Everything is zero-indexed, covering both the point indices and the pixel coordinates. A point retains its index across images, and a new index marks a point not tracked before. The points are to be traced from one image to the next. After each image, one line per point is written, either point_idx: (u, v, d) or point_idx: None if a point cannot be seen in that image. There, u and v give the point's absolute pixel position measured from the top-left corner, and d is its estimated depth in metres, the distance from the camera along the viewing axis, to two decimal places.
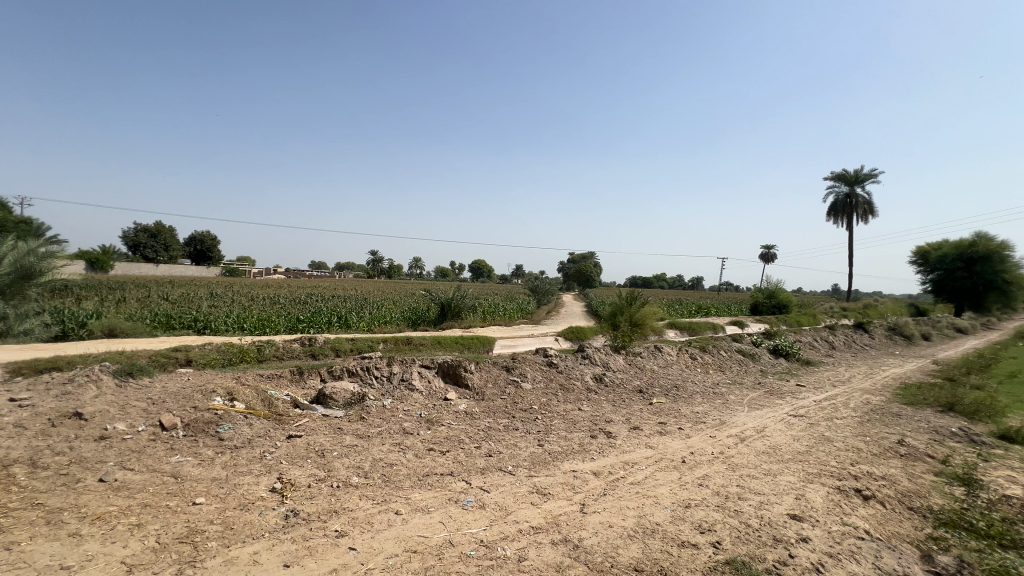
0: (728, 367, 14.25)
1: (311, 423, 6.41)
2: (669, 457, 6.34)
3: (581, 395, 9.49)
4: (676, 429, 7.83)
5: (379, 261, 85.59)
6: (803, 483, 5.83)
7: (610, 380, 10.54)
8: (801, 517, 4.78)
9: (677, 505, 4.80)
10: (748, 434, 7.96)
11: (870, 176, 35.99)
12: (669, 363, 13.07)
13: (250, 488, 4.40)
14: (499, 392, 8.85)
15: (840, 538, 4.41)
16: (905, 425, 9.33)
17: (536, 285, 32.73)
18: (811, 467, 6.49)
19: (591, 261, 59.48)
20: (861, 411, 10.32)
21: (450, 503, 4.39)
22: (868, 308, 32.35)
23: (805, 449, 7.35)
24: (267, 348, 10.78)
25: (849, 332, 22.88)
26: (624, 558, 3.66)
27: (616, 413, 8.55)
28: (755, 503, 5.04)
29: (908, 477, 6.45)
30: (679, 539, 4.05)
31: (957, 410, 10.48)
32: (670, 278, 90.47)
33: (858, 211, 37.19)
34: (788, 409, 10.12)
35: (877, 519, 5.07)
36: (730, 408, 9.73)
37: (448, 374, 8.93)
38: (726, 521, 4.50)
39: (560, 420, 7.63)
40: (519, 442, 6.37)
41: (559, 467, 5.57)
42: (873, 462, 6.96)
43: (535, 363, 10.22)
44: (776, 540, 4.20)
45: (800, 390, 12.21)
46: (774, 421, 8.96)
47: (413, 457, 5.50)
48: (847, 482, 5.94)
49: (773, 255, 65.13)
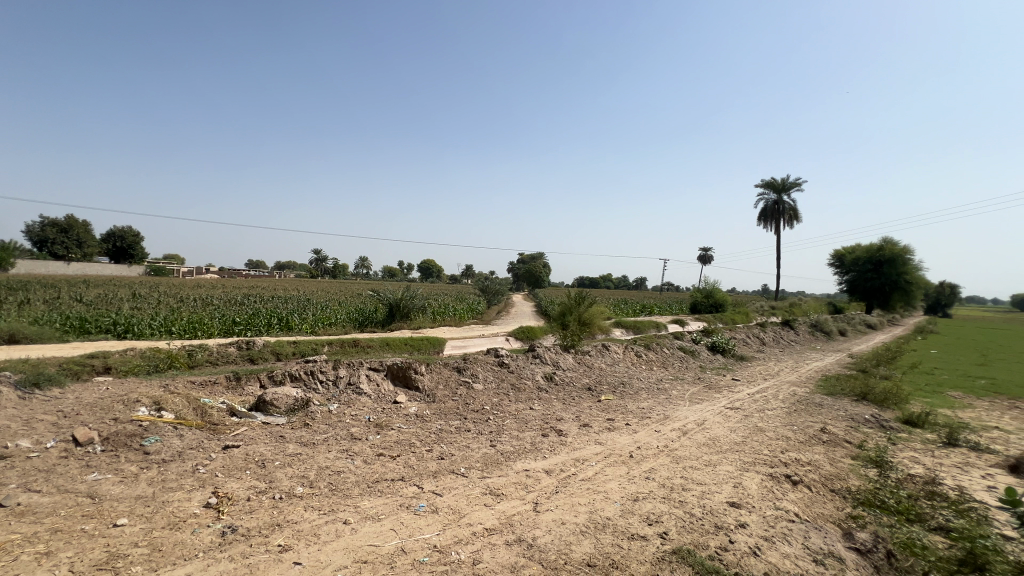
0: (671, 363, 14.90)
1: (249, 432, 6.04)
2: (617, 452, 6.53)
3: (532, 394, 9.58)
4: (623, 425, 8.06)
5: (322, 259, 82.15)
6: (739, 472, 6.20)
7: (560, 379, 10.71)
8: (739, 504, 5.07)
9: (626, 499, 4.94)
10: (689, 426, 8.35)
11: (795, 184, 39.03)
12: (616, 361, 13.48)
13: (181, 505, 4.07)
14: (451, 393, 8.74)
15: (773, 522, 4.72)
16: (827, 414, 10.16)
17: (487, 285, 32.72)
18: (747, 456, 6.91)
19: (540, 261, 60.75)
20: (788, 402, 11.15)
21: (401, 509, 4.28)
22: (794, 306, 34.95)
23: (741, 439, 7.81)
24: (198, 352, 10.05)
25: (778, 329, 24.65)
26: (578, 554, 3.72)
27: (566, 411, 8.70)
28: (697, 493, 5.28)
29: (831, 462, 7.03)
30: (629, 532, 4.17)
31: (870, 398, 11.56)
32: (615, 279, 93.75)
33: (785, 216, 40.13)
34: (725, 402, 10.72)
35: (805, 502, 5.48)
36: (673, 403, 10.17)
37: (398, 377, 8.73)
38: (671, 512, 4.69)
39: (512, 420, 7.64)
40: (471, 444, 6.32)
41: (512, 467, 5.59)
42: (800, 449, 7.54)
43: (486, 363, 10.18)
44: (717, 527, 4.43)
45: (736, 384, 12.99)
46: (713, 414, 9.48)
47: (362, 463, 5.32)
48: (779, 469, 6.37)
49: (710, 257, 69.30)
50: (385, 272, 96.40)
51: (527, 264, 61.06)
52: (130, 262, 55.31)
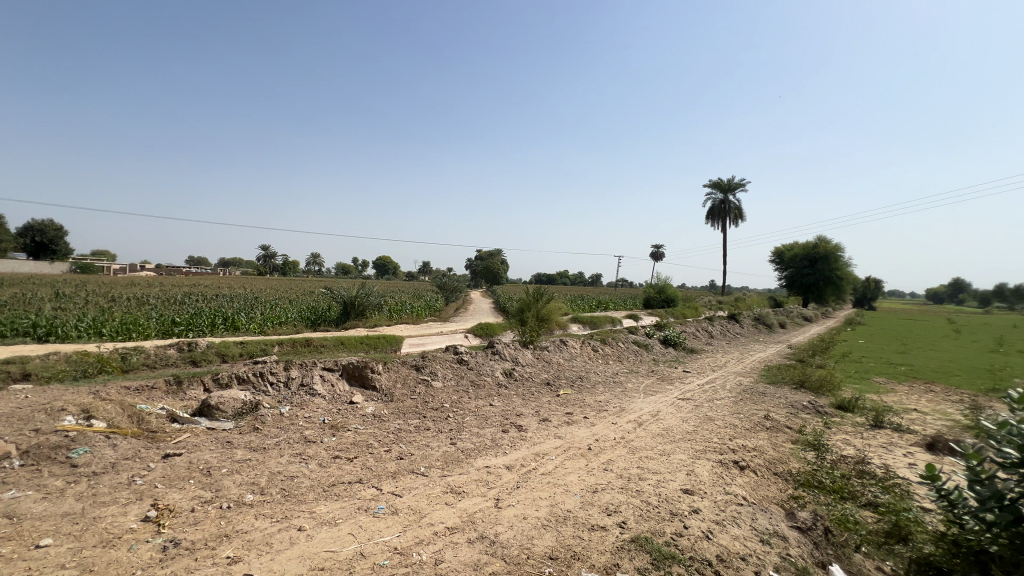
0: (626, 357, 15.32)
1: (192, 439, 5.68)
2: (576, 446, 6.64)
3: (492, 390, 9.58)
4: (582, 419, 8.21)
5: (270, 255, 78.48)
6: (692, 460, 6.46)
7: (519, 375, 10.77)
8: (692, 491, 5.28)
9: (585, 491, 5.03)
10: (644, 418, 8.62)
11: (739, 185, 41.14)
12: (573, 355, 13.71)
13: (116, 520, 3.77)
14: (409, 392, 8.58)
15: (724, 506, 4.95)
16: (769, 402, 10.79)
17: (445, 282, 32.38)
18: (698, 444, 7.22)
19: (499, 258, 60.76)
20: (735, 392, 11.75)
21: (359, 512, 4.15)
22: (739, 301, 36.82)
23: (693, 429, 8.14)
24: (133, 355, 9.34)
25: (724, 322, 25.92)
26: (539, 548, 3.75)
27: (526, 406, 8.76)
28: (653, 482, 5.46)
29: (773, 446, 7.47)
30: (589, 523, 4.25)
31: (807, 386, 12.38)
32: (572, 275, 95.41)
33: (731, 215, 42.12)
34: (677, 393, 11.15)
35: (751, 485, 5.78)
36: (629, 396, 10.47)
37: (354, 376, 8.49)
38: (629, 501, 4.83)
39: (472, 417, 7.60)
40: (431, 442, 6.23)
41: (473, 464, 5.56)
42: (746, 435, 7.96)
43: (445, 360, 10.07)
44: (672, 514, 4.59)
45: (686, 375, 13.55)
46: (666, 405, 9.83)
47: (317, 467, 5.13)
48: (727, 456, 6.69)
49: (661, 254, 71.82)
50: (338, 269, 93.44)
51: (484, 261, 60.90)
52: (51, 258, 50.65)
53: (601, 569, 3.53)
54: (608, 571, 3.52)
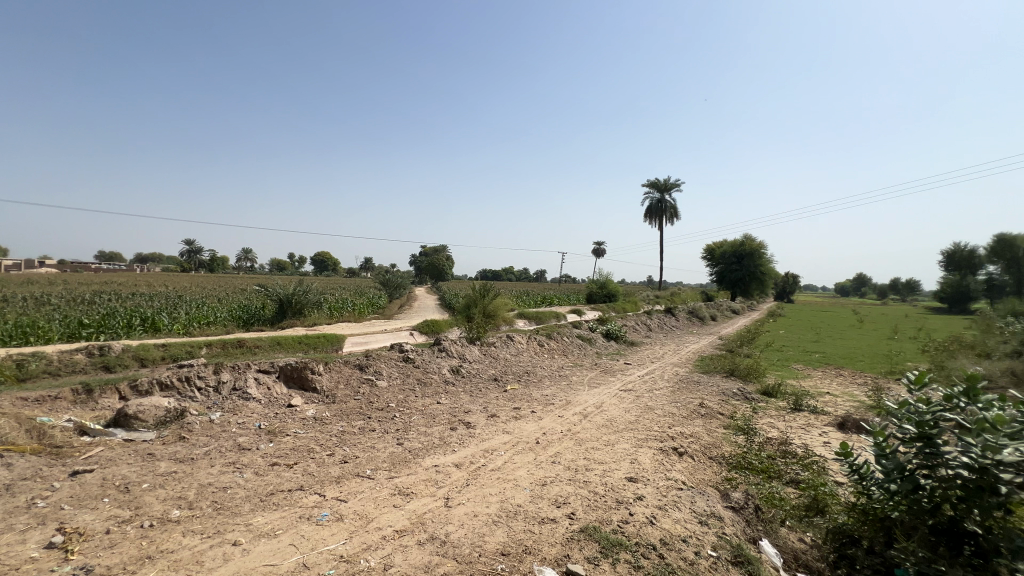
0: (571, 351, 15.66)
1: (107, 453, 5.14)
2: (525, 440, 6.70)
3: (439, 388, 9.45)
4: (529, 413, 8.29)
5: (194, 249, 72.78)
6: (635, 448, 6.71)
7: (467, 371, 10.70)
8: (636, 478, 5.48)
9: (535, 484, 5.08)
10: (589, 410, 8.86)
11: (675, 185, 43.20)
12: (520, 351, 13.83)
13: (13, 550, 3.33)
14: (352, 392, 8.28)
15: (666, 491, 5.18)
16: (703, 390, 11.46)
17: (388, 278, 31.53)
18: (640, 434, 7.52)
19: (444, 254, 60.03)
20: (672, 381, 12.38)
21: (301, 521, 3.95)
22: (675, 295, 38.80)
23: (635, 418, 8.47)
24: (32, 362, 8.32)
25: (662, 315, 27.21)
26: (491, 544, 3.74)
27: (474, 403, 8.72)
28: (599, 472, 5.61)
29: (708, 432, 7.93)
30: (539, 516, 4.29)
31: (736, 374, 13.27)
32: (517, 272, 96.22)
33: (667, 214, 44.16)
34: (619, 385, 11.56)
35: (689, 470, 6.10)
36: (574, 389, 10.72)
37: (292, 378, 8.06)
38: (577, 492, 4.93)
39: (419, 416, 7.46)
40: (376, 444, 6.04)
41: (421, 464, 5.45)
42: (684, 423, 8.39)
43: (390, 359, 9.80)
44: (618, 502, 4.75)
45: (628, 367, 14.07)
46: (609, 397, 10.16)
47: (253, 476, 4.81)
48: (667, 443, 7.02)
49: (602, 251, 74.15)
50: (273, 264, 88.38)
51: (429, 257, 60.03)
52: None
53: (552, 562, 3.58)
54: (559, 562, 3.57)
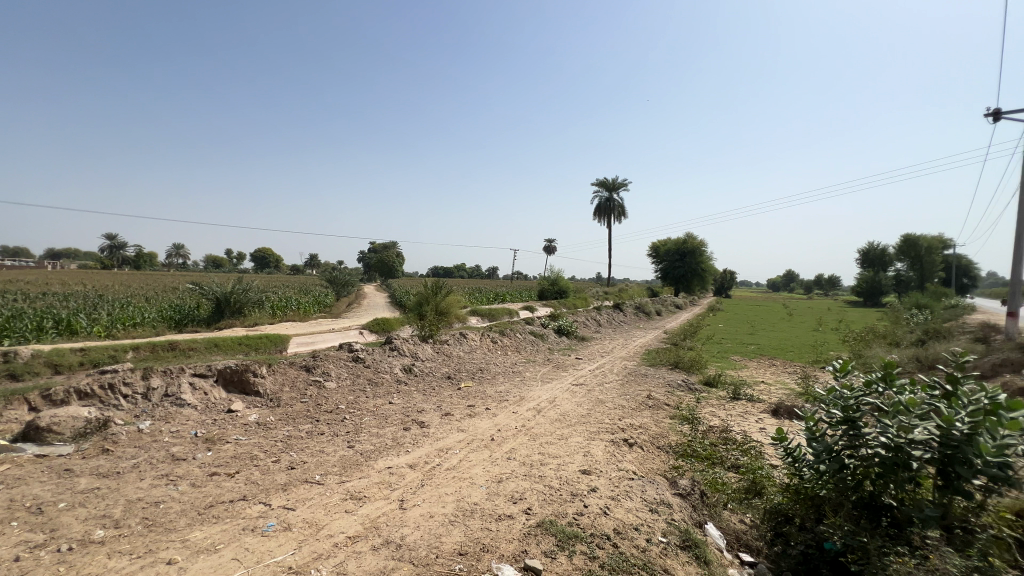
0: (524, 347, 15.79)
1: (15, 471, 4.61)
2: (480, 437, 6.68)
3: (391, 387, 9.23)
4: (484, 410, 8.27)
5: (116, 245, 66.85)
6: (588, 441, 6.86)
7: (419, 370, 10.52)
8: (590, 471, 5.61)
9: (491, 481, 5.08)
10: (543, 405, 8.98)
11: (623, 185, 44.50)
12: (473, 348, 13.77)
13: None
14: (299, 395, 7.91)
15: (618, 482, 5.33)
16: (650, 382, 11.92)
17: (335, 276, 30.40)
18: (592, 426, 7.70)
19: (393, 251, 58.69)
20: (621, 375, 12.79)
21: (245, 533, 3.72)
22: (622, 291, 40.05)
23: (587, 412, 8.67)
24: None
25: (611, 311, 28.02)
26: (449, 545, 3.70)
27: (427, 402, 8.59)
28: (554, 467, 5.68)
29: (656, 422, 8.25)
30: (496, 513, 4.28)
31: (680, 366, 13.90)
32: (469, 269, 95.76)
33: (616, 212, 45.37)
34: (571, 379, 11.80)
35: (639, 460, 6.32)
36: (528, 384, 10.81)
37: (232, 382, 7.58)
38: (533, 487, 4.98)
39: (371, 417, 7.25)
40: (326, 447, 5.81)
41: (373, 466, 5.29)
42: (633, 414, 8.69)
43: (339, 359, 9.45)
44: (573, 495, 4.84)
45: (579, 362, 14.38)
46: (562, 391, 10.34)
47: (189, 488, 4.48)
48: (618, 435, 7.23)
49: (553, 248, 75.30)
50: (207, 261, 82.83)
51: (379, 253, 58.43)
52: None
53: (510, 558, 3.58)
54: (517, 558, 3.59)
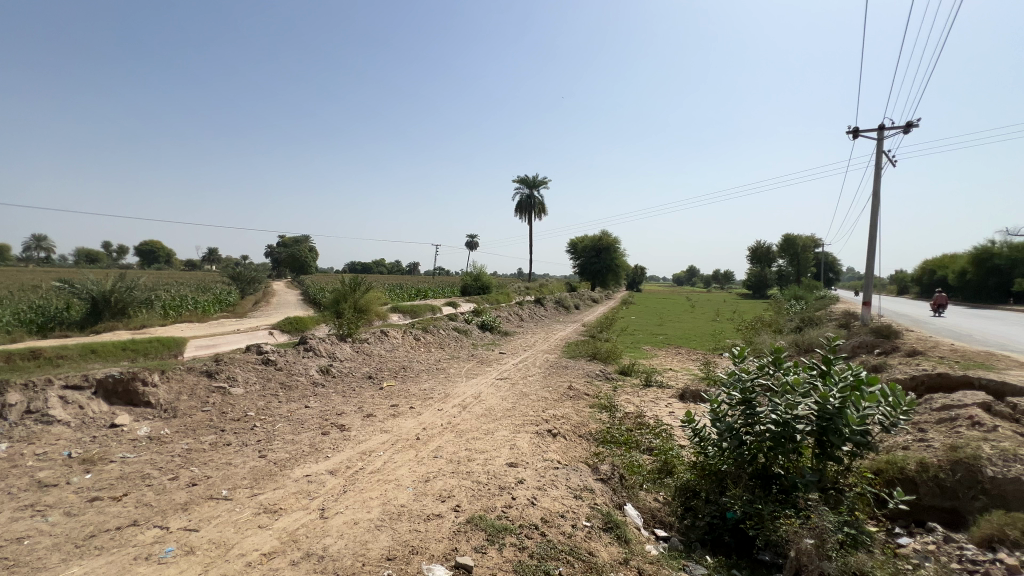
0: (448, 343, 15.65)
1: None
2: (404, 437, 6.51)
3: (307, 390, 8.68)
4: (408, 409, 8.08)
5: None
6: (513, 434, 6.97)
7: (337, 371, 10.00)
8: (517, 463, 5.70)
9: (417, 482, 4.97)
10: (468, 401, 8.96)
11: (544, 182, 45.62)
12: (395, 346, 13.36)
13: None
14: (199, 403, 7.17)
15: (544, 472, 5.49)
16: (571, 373, 12.38)
17: (238, 272, 27.91)
18: (517, 419, 7.83)
19: (306, 245, 55.14)
20: (544, 367, 13.14)
21: (137, 563, 3.30)
22: (543, 285, 41.30)
23: (512, 405, 8.81)
24: None
25: (532, 306, 28.66)
26: (376, 551, 3.57)
27: (347, 403, 8.20)
28: (481, 461, 5.70)
29: (577, 412, 8.60)
30: (425, 514, 4.21)
31: (598, 357, 14.58)
32: (388, 264, 92.77)
33: (536, 209, 46.36)
34: (496, 374, 11.91)
35: (563, 449, 6.55)
36: (452, 381, 10.73)
37: (116, 394, 6.67)
38: (461, 483, 4.96)
39: (285, 423, 6.77)
40: (233, 459, 5.33)
41: (289, 475, 4.95)
42: (556, 405, 8.98)
43: (246, 362, 8.70)
44: (500, 488, 4.89)
45: (503, 357, 14.55)
46: (487, 386, 10.41)
47: (63, 518, 3.88)
48: (542, 426, 7.43)
49: (475, 244, 75.32)
50: (78, 254, 71.99)
51: (289, 248, 54.61)
52: None
53: (440, 557, 3.54)
54: (448, 557, 3.56)
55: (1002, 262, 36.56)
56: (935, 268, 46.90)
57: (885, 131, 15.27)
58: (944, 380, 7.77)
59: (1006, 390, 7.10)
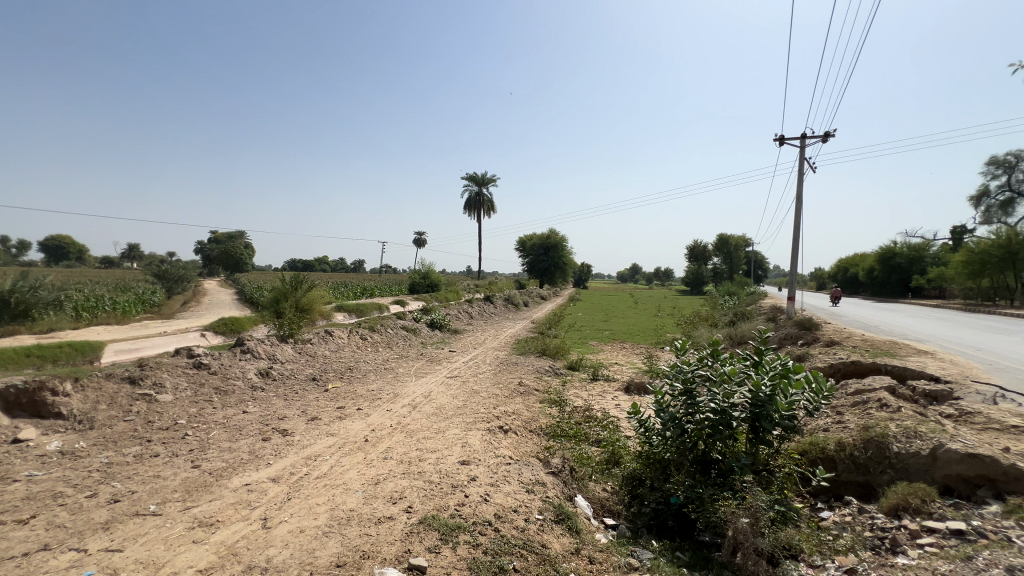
0: (396, 342, 15.31)
1: None
2: (352, 440, 6.29)
3: (244, 395, 8.18)
4: (355, 411, 7.82)
5: None
6: (465, 432, 6.93)
7: (278, 373, 9.51)
8: (469, 460, 5.69)
9: (367, 485, 4.83)
10: (418, 400, 8.82)
11: (493, 180, 45.62)
12: (340, 346, 12.89)
13: None
14: (121, 412, 6.57)
15: (496, 468, 5.50)
16: (521, 370, 12.49)
17: (164, 270, 25.82)
18: (468, 417, 7.80)
19: (240, 242, 51.88)
20: (494, 365, 13.17)
21: None
22: (493, 283, 41.32)
23: (462, 403, 8.76)
24: None
25: (482, 303, 28.62)
26: (324, 558, 3.44)
27: (290, 407, 7.82)
28: (433, 461, 5.63)
29: (528, 408, 8.69)
30: (375, 517, 4.10)
31: (548, 353, 14.80)
32: (332, 262, 89.33)
33: (485, 207, 46.29)
34: (445, 372, 11.79)
35: (514, 445, 6.60)
36: (401, 381, 10.52)
37: (19, 406, 5.98)
38: (413, 484, 4.87)
39: (220, 430, 6.35)
40: (162, 471, 4.93)
41: (227, 485, 4.66)
42: (507, 402, 9.02)
43: (175, 367, 8.07)
44: (453, 486, 4.85)
45: (453, 355, 14.42)
46: (437, 385, 10.29)
47: None
48: (493, 423, 7.44)
49: (423, 241, 74.18)
50: None
51: (222, 244, 51.21)
52: None
53: (393, 560, 3.46)
54: (400, 559, 3.48)
55: (903, 260, 40.74)
56: (848, 265, 51.50)
57: (807, 139, 16.57)
58: (857, 366, 8.57)
59: (908, 374, 7.96)
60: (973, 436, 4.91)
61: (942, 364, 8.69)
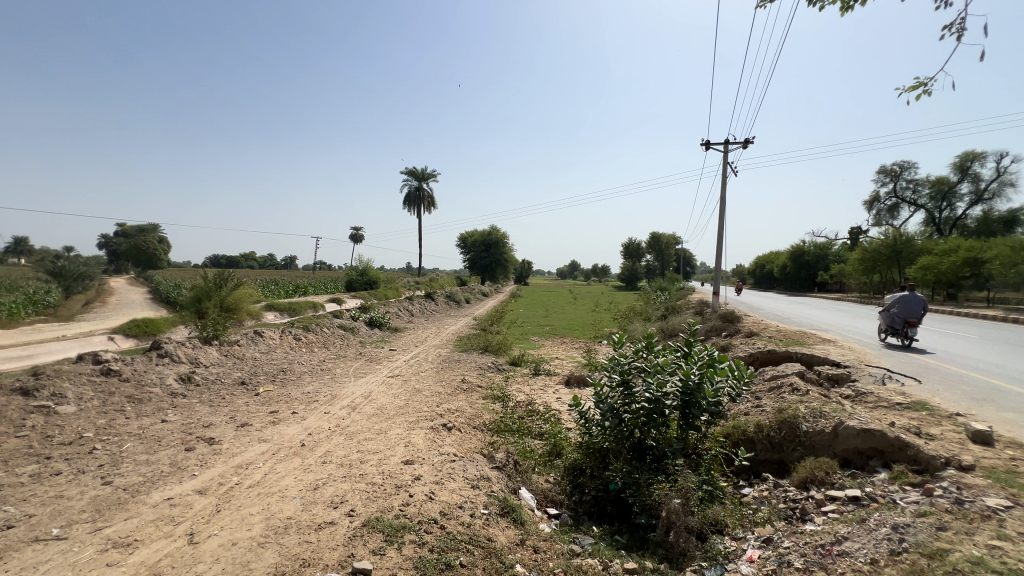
0: (334, 342, 14.73)
1: None
2: (287, 445, 6.01)
3: (163, 402, 7.55)
4: (289, 415, 7.47)
5: None
6: (408, 431, 6.84)
7: (202, 378, 8.84)
8: (413, 460, 5.63)
9: (305, 490, 4.65)
10: (358, 401, 8.57)
11: (433, 175, 44.98)
12: (272, 347, 12.21)
13: None
14: (13, 427, 5.84)
15: (441, 466, 5.48)
16: (464, 367, 12.48)
17: (61, 266, 23.01)
18: (411, 416, 7.69)
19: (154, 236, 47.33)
20: (436, 362, 13.05)
21: None
22: (434, 280, 40.67)
23: (404, 402, 8.62)
24: None
25: (423, 300, 28.21)
26: (261, 570, 3.29)
27: (216, 413, 7.32)
28: (375, 462, 5.51)
29: (471, 404, 8.72)
30: (315, 523, 3.96)
31: (490, 349, 14.87)
32: (260, 257, 83.93)
33: (426, 202, 45.61)
34: (386, 371, 11.53)
35: (458, 442, 6.61)
36: (339, 382, 10.16)
37: None
38: (355, 487, 4.75)
39: (136, 442, 5.81)
40: (67, 490, 4.45)
41: (147, 501, 4.30)
42: (450, 399, 8.99)
43: (79, 375, 7.29)
44: (397, 487, 4.79)
45: (393, 354, 14.11)
46: (377, 384, 10.05)
47: None
48: (437, 421, 7.39)
49: (361, 237, 71.69)
50: None
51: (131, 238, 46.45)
52: None
53: (336, 566, 3.37)
54: (344, 564, 3.40)
55: (810, 258, 45.08)
56: (765, 263, 56.14)
57: (730, 145, 17.80)
58: (772, 354, 9.40)
59: (814, 361, 8.84)
60: (867, 414, 5.57)
61: (842, 350, 9.73)
